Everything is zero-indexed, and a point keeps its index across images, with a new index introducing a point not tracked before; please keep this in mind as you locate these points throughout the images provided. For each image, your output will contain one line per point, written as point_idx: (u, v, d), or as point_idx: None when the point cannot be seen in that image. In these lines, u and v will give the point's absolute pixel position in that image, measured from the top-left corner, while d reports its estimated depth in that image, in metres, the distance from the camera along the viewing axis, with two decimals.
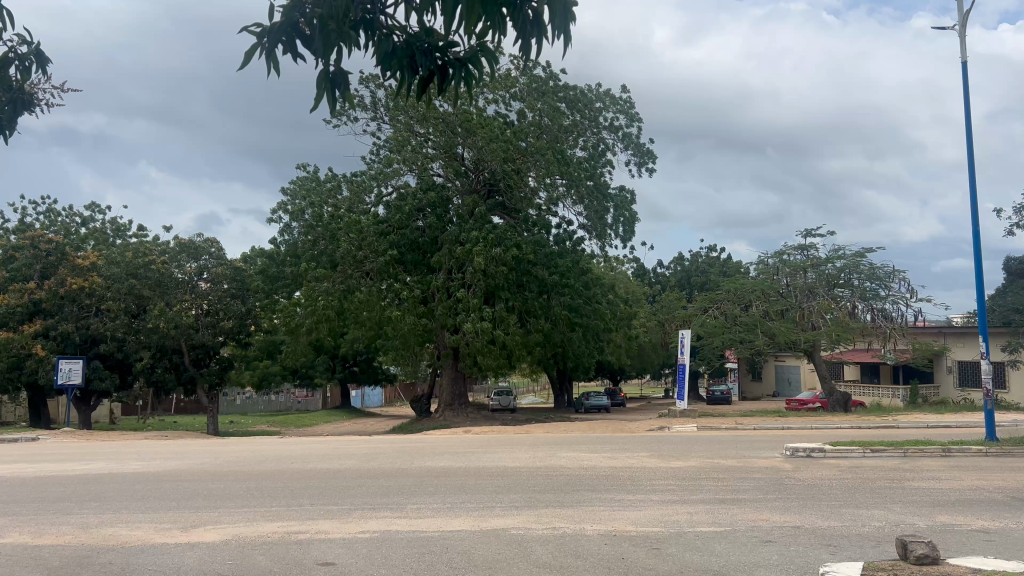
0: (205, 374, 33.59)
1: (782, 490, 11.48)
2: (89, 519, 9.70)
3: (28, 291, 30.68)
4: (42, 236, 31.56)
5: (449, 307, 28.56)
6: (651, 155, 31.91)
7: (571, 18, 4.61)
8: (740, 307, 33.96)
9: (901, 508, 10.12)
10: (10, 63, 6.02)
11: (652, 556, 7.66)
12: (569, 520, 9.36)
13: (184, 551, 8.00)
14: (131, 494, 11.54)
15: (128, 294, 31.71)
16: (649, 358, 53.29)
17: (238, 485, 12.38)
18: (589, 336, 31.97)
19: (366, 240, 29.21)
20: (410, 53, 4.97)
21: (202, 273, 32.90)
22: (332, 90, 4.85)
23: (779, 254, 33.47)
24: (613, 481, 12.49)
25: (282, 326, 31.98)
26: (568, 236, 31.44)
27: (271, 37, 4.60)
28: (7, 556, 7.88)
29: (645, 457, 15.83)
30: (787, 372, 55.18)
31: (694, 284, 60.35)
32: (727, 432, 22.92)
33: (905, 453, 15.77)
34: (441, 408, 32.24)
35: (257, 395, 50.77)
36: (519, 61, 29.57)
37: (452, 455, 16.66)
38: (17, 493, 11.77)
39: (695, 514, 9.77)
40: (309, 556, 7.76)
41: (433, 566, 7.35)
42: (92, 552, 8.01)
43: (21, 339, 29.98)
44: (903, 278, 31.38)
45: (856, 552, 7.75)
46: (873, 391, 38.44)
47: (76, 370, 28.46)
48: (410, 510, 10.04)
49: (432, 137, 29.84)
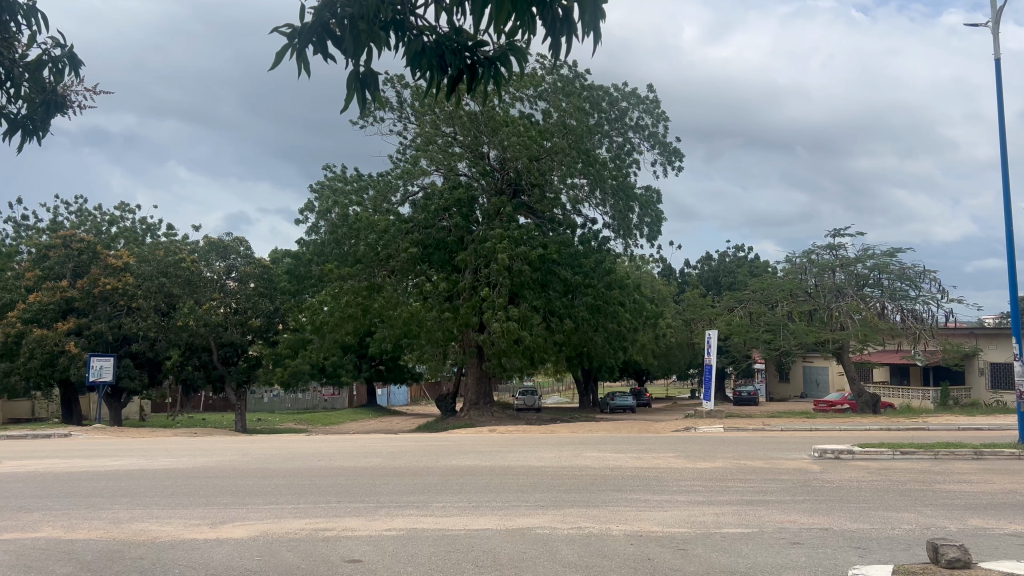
0: (234, 372, 33.82)
1: (810, 492, 11.39)
2: (120, 514, 9.84)
3: (60, 291, 31.27)
4: (73, 235, 32.35)
5: (474, 306, 28.51)
6: (678, 154, 31.75)
7: (601, 15, 4.61)
8: (766, 306, 33.83)
9: (931, 511, 9.99)
10: (44, 65, 6.13)
11: (678, 556, 7.64)
12: (595, 520, 9.33)
13: (213, 547, 8.09)
14: (161, 490, 11.67)
15: (158, 293, 31.98)
16: (675, 358, 53.09)
17: (267, 482, 12.49)
18: (612, 337, 31.82)
19: (390, 239, 29.64)
20: (439, 52, 5.00)
21: (230, 273, 33.19)
22: (362, 90, 4.89)
23: (808, 254, 33.25)
24: (638, 481, 12.44)
25: (310, 325, 32.23)
26: (593, 236, 31.30)
27: (302, 37, 4.64)
28: (41, 550, 7.99)
29: (672, 458, 15.76)
30: (815, 374, 54.84)
31: (721, 284, 60.05)
32: (754, 432, 23.00)
33: (936, 456, 15.57)
34: (466, 407, 32.21)
35: (284, 393, 51.26)
36: (545, 60, 29.47)
37: (477, 455, 16.65)
38: (48, 489, 11.95)
39: (721, 515, 9.70)
40: (336, 553, 7.81)
41: (458, 565, 7.32)
42: (124, 547, 8.12)
43: (54, 336, 30.57)
44: (934, 277, 31.05)
45: (886, 556, 7.65)
46: (902, 393, 38.04)
47: (107, 368, 28.75)
48: (436, 509, 10.05)
49: (458, 136, 29.93)
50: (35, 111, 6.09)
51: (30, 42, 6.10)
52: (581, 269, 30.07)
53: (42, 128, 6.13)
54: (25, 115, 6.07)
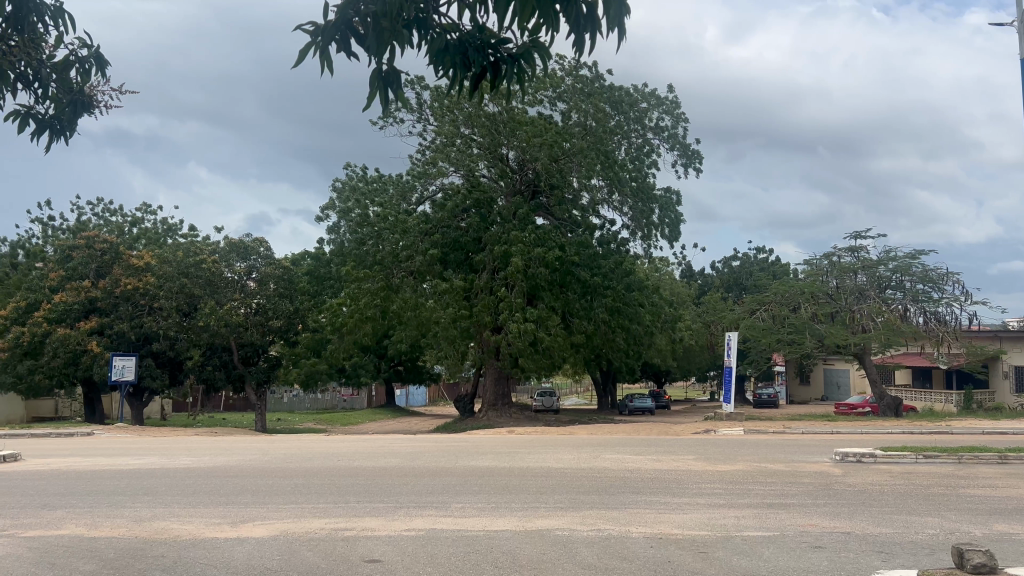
0: (254, 372, 34.15)
1: (832, 495, 11.27)
2: (141, 512, 9.90)
3: (84, 290, 31.69)
4: (97, 236, 32.69)
5: (490, 306, 28.48)
6: (698, 156, 31.67)
7: (625, 10, 4.58)
8: (788, 308, 33.37)
9: (955, 516, 9.85)
10: (71, 65, 6.19)
11: (699, 559, 7.59)
12: (614, 522, 9.30)
13: (235, 546, 8.11)
14: (182, 489, 11.72)
15: (179, 293, 32.25)
16: (694, 360, 52.89)
17: (288, 481, 12.52)
18: (631, 340, 31.68)
19: (410, 239, 29.75)
20: (463, 49, 5.01)
21: (251, 273, 33.71)
22: (385, 89, 4.89)
23: (829, 255, 33.02)
24: (657, 484, 12.34)
25: (329, 325, 32.35)
26: (612, 237, 31.26)
27: (325, 35, 4.65)
28: (66, 547, 8.07)
29: (693, 460, 15.64)
30: (837, 376, 54.45)
31: (742, 286, 59.73)
32: (775, 434, 23.31)
33: (960, 460, 15.36)
34: (485, 407, 32.17)
35: (303, 394, 51.51)
36: (565, 61, 29.52)
37: (495, 456, 16.63)
38: (69, 487, 12.04)
39: (743, 518, 9.63)
40: (356, 553, 7.83)
41: (478, 565, 7.34)
42: (145, 545, 8.17)
43: (77, 335, 30.97)
44: (957, 279, 30.73)
45: (909, 560, 7.57)
46: (925, 396, 37.69)
47: (130, 367, 28.92)
48: (454, 510, 10.04)
49: (476, 137, 29.88)
50: (62, 111, 6.15)
51: (57, 42, 6.15)
52: (599, 271, 29.94)
53: (69, 128, 6.20)
54: (53, 115, 6.15)
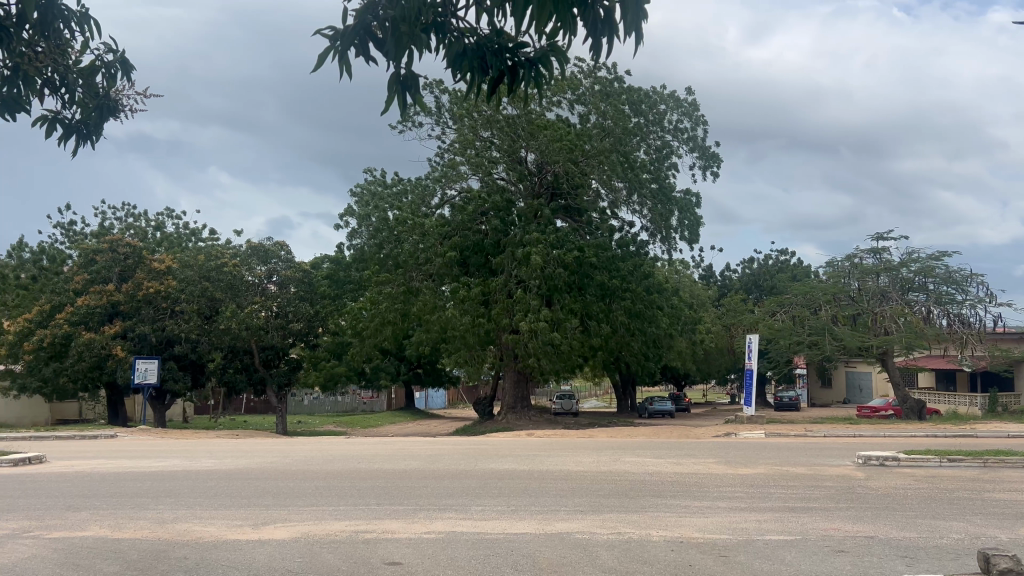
0: (274, 375, 34.43)
1: (855, 499, 11.16)
2: (164, 514, 9.99)
3: (108, 294, 32.03)
4: (120, 240, 33.01)
5: (507, 307, 28.48)
6: (716, 159, 31.53)
7: (643, 15, 4.56)
8: (810, 311, 33.15)
9: (981, 520, 9.72)
10: (97, 71, 6.26)
11: (720, 563, 7.54)
12: (635, 525, 9.27)
13: (256, 548, 8.17)
14: (204, 491, 11.81)
15: (201, 296, 32.73)
16: (715, 363, 52.66)
17: (308, 484, 12.58)
18: (649, 342, 31.54)
19: (429, 242, 29.90)
20: (481, 53, 5.00)
21: (271, 277, 33.42)
22: (403, 92, 4.90)
23: (850, 257, 32.72)
24: (678, 487, 12.28)
25: (349, 329, 32.49)
26: (632, 239, 31.18)
27: (344, 40, 4.67)
28: (90, 549, 8.15)
29: (713, 463, 15.58)
30: (858, 380, 53.97)
31: (762, 288, 59.41)
32: (796, 437, 23.15)
33: (985, 463, 15.14)
34: (504, 411, 32.21)
35: (324, 395, 51.87)
36: (584, 63, 29.52)
37: (515, 459, 16.62)
38: (94, 489, 12.18)
39: (764, 522, 9.57)
40: (377, 555, 7.83)
41: (498, 568, 7.34)
42: (168, 546, 8.23)
43: (100, 339, 31.28)
44: (981, 280, 30.40)
45: (934, 565, 7.49)
46: (949, 399, 37.19)
47: (152, 370, 29.17)
48: (474, 513, 10.03)
49: (496, 140, 29.94)
50: (89, 115, 6.22)
51: (84, 48, 6.24)
52: (617, 273, 29.91)
53: (95, 132, 6.27)
54: (79, 120, 6.23)
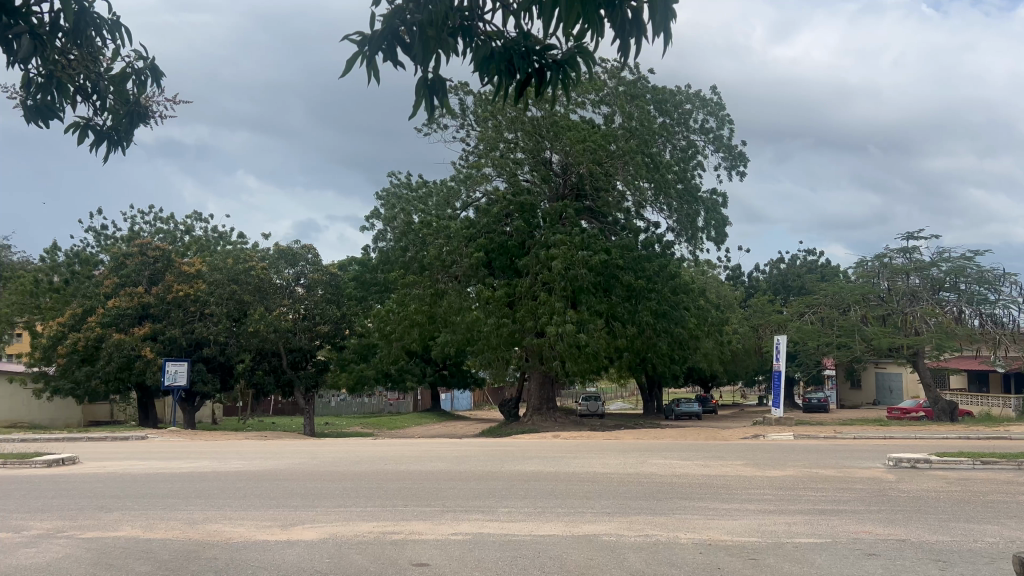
0: (302, 376, 34.61)
1: (886, 502, 11.02)
2: (194, 514, 10.10)
3: (138, 296, 32.57)
4: (150, 243, 33.50)
5: (532, 309, 28.40)
6: (743, 158, 31.33)
7: (671, 14, 4.54)
8: (839, 312, 32.80)
9: (1016, 523, 9.57)
10: (128, 77, 6.34)
11: (748, 567, 7.47)
12: (662, 527, 9.22)
13: (285, 548, 8.24)
14: (233, 492, 11.91)
15: (229, 299, 32.93)
16: (742, 364, 52.35)
17: (337, 485, 12.65)
18: (676, 343, 31.36)
19: (454, 244, 29.98)
20: (508, 57, 5.00)
21: (299, 279, 33.94)
22: (430, 96, 4.92)
23: (880, 256, 32.28)
24: (707, 489, 12.21)
25: (376, 331, 32.67)
26: (657, 239, 31.06)
27: (372, 44, 4.70)
28: (122, 549, 8.26)
29: (741, 465, 15.48)
30: (888, 381, 53.36)
31: (790, 288, 58.94)
32: (826, 439, 22.95)
33: (1020, 466, 14.88)
34: (530, 412, 32.20)
35: (351, 397, 52.21)
36: (608, 64, 29.44)
37: (541, 460, 16.62)
38: (125, 489, 12.35)
39: (793, 525, 9.48)
40: (404, 556, 7.87)
41: (525, 570, 7.34)
42: (199, 547, 8.31)
43: (131, 341, 31.74)
44: (1014, 280, 29.92)
45: (968, 569, 7.37)
46: (982, 401, 36.66)
47: (182, 372, 29.50)
48: (501, 514, 10.03)
49: (521, 141, 29.89)
50: (119, 122, 6.32)
51: (115, 56, 6.33)
52: (643, 273, 29.78)
53: (126, 138, 6.37)
54: (110, 126, 6.33)
